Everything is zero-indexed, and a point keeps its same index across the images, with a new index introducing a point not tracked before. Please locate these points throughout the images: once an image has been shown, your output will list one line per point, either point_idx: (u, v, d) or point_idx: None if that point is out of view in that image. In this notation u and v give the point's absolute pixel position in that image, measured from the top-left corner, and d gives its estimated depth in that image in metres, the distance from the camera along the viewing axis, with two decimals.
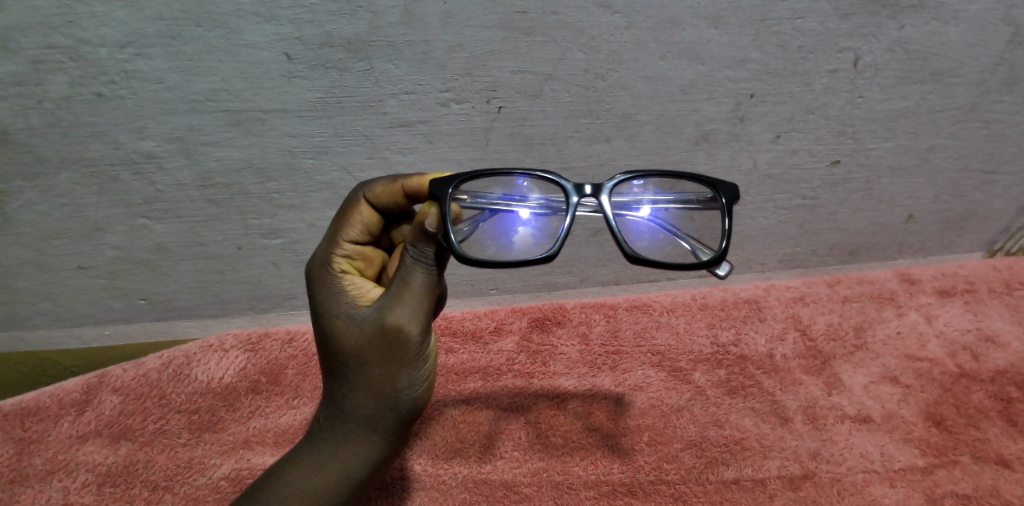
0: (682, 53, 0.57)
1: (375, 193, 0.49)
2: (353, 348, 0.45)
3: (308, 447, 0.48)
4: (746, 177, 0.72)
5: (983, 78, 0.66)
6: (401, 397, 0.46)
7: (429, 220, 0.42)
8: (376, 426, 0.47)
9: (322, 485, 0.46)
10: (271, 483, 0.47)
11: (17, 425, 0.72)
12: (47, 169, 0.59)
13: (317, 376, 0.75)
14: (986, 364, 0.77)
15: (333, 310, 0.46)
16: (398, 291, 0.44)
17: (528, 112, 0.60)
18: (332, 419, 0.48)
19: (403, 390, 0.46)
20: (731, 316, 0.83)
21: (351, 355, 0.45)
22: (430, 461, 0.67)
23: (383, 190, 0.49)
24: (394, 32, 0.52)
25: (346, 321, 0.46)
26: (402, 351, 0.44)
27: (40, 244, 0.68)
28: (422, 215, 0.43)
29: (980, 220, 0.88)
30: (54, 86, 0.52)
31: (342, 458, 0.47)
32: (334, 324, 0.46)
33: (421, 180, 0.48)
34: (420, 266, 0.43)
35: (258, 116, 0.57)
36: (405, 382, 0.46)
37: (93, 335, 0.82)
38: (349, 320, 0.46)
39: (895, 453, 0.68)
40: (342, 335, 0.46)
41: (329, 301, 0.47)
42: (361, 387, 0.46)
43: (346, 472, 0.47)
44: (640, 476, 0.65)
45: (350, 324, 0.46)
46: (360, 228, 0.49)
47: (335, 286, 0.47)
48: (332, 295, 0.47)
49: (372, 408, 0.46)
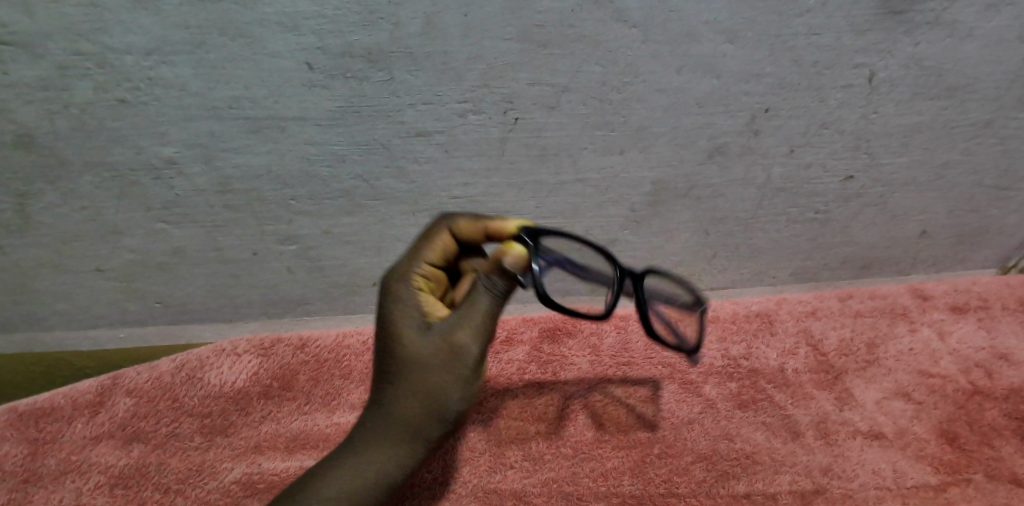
0: (698, 67, 0.58)
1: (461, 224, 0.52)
2: (416, 361, 0.48)
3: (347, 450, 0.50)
4: (759, 190, 0.72)
5: (1000, 95, 0.66)
6: (450, 409, 0.49)
7: (507, 259, 0.44)
8: (418, 431, 0.50)
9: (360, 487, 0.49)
10: (311, 481, 0.49)
11: (31, 426, 0.73)
12: (68, 173, 0.60)
13: (328, 382, 0.77)
14: (998, 381, 0.77)
15: (404, 324, 0.49)
16: (465, 312, 0.47)
17: (543, 123, 0.61)
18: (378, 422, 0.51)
19: (453, 403, 0.49)
20: (742, 329, 0.83)
21: (413, 366, 0.48)
22: (441, 469, 0.66)
23: (468, 224, 0.51)
24: (414, 43, 0.52)
25: (414, 336, 0.49)
26: (459, 366, 0.48)
27: (58, 245, 0.68)
28: (501, 253, 0.45)
29: (994, 237, 0.88)
30: (79, 91, 0.53)
31: (381, 463, 0.49)
32: (402, 337, 0.49)
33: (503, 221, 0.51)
34: (489, 296, 0.46)
35: (279, 123, 0.57)
36: (455, 397, 0.49)
37: (106, 336, 0.83)
38: (418, 331, 0.49)
39: (907, 470, 0.67)
40: (407, 344, 0.49)
41: (402, 315, 0.49)
42: (413, 394, 0.49)
43: (382, 477, 0.49)
44: (650, 489, 0.65)
45: (417, 339, 0.48)
46: (439, 252, 0.52)
47: (409, 302, 0.50)
48: (405, 310, 0.49)
49: (419, 417, 0.49)
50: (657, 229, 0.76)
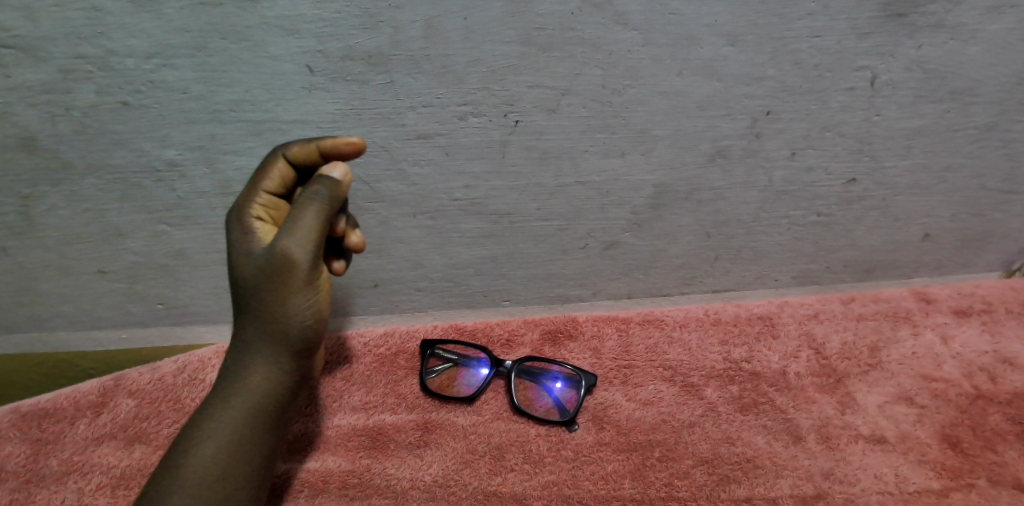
0: (699, 70, 0.57)
1: (294, 152, 0.53)
2: (254, 279, 0.51)
3: (203, 421, 0.53)
4: (761, 193, 0.72)
5: (1003, 98, 0.66)
6: (292, 321, 0.53)
7: (334, 173, 0.51)
8: (271, 361, 0.54)
9: (235, 440, 0.53)
10: (172, 468, 0.51)
11: (32, 427, 0.73)
12: (71, 175, 0.60)
13: (331, 385, 0.78)
14: (1002, 386, 0.77)
15: (243, 247, 0.51)
16: (296, 220, 0.49)
17: (544, 127, 0.61)
18: (230, 378, 0.55)
19: (293, 314, 0.52)
20: (744, 333, 0.83)
21: (252, 285, 0.51)
22: (442, 471, 0.69)
23: (300, 150, 0.53)
24: (414, 46, 0.52)
25: (251, 255, 0.51)
26: (294, 276, 0.50)
27: (61, 247, 0.69)
28: (328, 170, 0.51)
29: (1000, 241, 0.87)
30: (82, 94, 0.53)
31: (243, 416, 0.53)
32: (239, 259, 0.51)
33: (334, 142, 0.52)
34: (313, 202, 0.49)
35: (280, 126, 0.57)
36: (298, 312, 0.53)
37: (109, 338, 0.83)
38: (250, 257, 0.51)
39: (910, 475, 0.68)
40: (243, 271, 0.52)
41: (243, 239, 0.51)
42: (256, 327, 0.53)
43: (248, 429, 0.54)
44: (651, 492, 0.66)
45: (254, 257, 0.51)
46: (277, 180, 0.53)
47: (243, 228, 0.52)
48: (248, 235, 0.51)
49: (269, 355, 0.54)
50: (659, 232, 0.76)
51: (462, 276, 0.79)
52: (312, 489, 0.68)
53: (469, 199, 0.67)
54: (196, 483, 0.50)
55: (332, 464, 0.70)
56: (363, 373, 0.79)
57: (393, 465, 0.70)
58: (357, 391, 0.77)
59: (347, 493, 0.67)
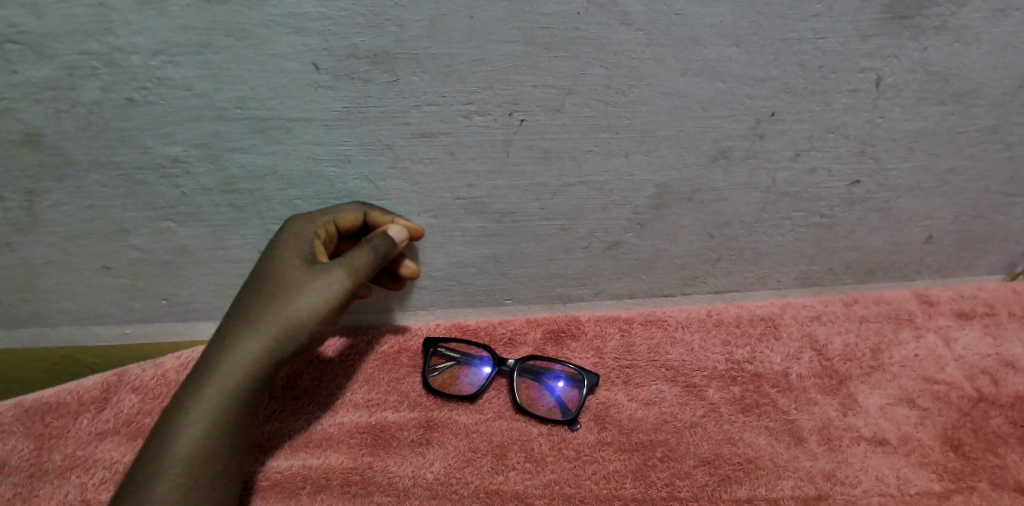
0: (702, 71, 0.57)
1: (365, 213, 0.66)
2: (285, 284, 0.59)
3: (178, 415, 0.55)
4: (764, 194, 0.72)
5: (1006, 100, 0.66)
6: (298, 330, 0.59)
7: (395, 233, 0.64)
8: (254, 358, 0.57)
9: (211, 424, 0.55)
10: (151, 460, 0.54)
11: (35, 421, 0.74)
12: (76, 171, 0.61)
13: (331, 382, 0.78)
14: (1004, 389, 0.77)
15: (289, 256, 0.61)
16: (348, 256, 0.61)
17: (547, 126, 0.61)
18: (204, 371, 0.57)
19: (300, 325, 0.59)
20: (745, 333, 0.83)
21: (279, 288, 0.59)
22: (443, 469, 0.70)
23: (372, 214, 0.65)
24: (418, 45, 0.52)
25: (293, 266, 0.60)
26: (325, 305, 0.59)
27: (65, 244, 0.69)
28: (393, 230, 0.65)
29: (1002, 244, 0.86)
30: (87, 91, 0.53)
31: (218, 414, 0.56)
32: (282, 265, 0.61)
33: (410, 225, 0.68)
34: (368, 248, 0.62)
35: (284, 123, 0.58)
36: (306, 333, 0.59)
37: (112, 334, 0.83)
38: (293, 268, 0.60)
39: (910, 477, 0.69)
40: (279, 284, 0.60)
41: (291, 251, 0.61)
42: (254, 323, 0.58)
43: (224, 426, 0.56)
44: (652, 492, 0.67)
45: (294, 269, 0.60)
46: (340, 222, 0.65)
47: (294, 243, 0.62)
48: (294, 248, 0.61)
49: (250, 358, 0.57)
50: (661, 232, 0.76)
51: (464, 276, 0.79)
52: (316, 486, 0.69)
53: (472, 198, 0.67)
54: (176, 476, 0.53)
55: (334, 461, 0.71)
56: (365, 370, 0.79)
57: (395, 463, 0.70)
58: (359, 388, 0.78)
59: (350, 491, 0.68)
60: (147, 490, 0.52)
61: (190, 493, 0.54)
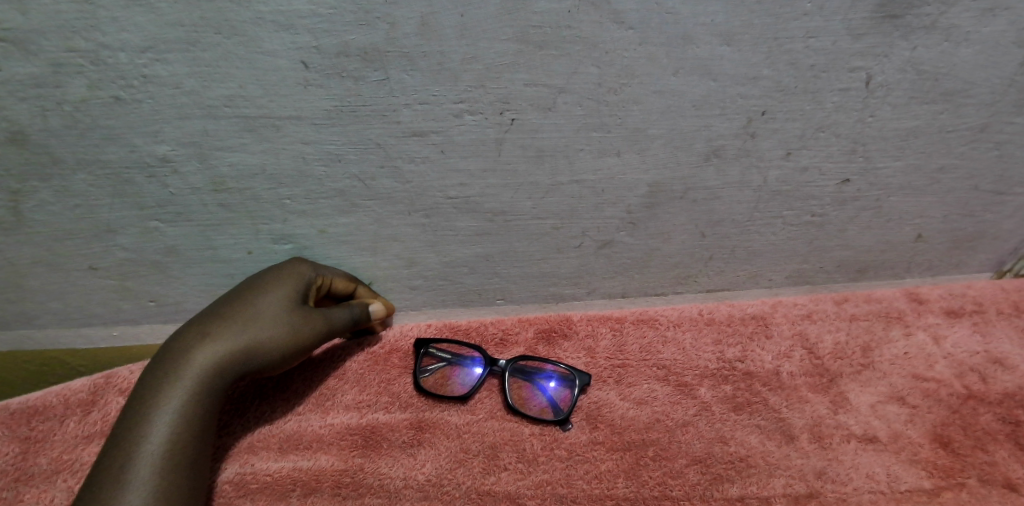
0: (695, 69, 0.57)
1: (347, 282, 0.74)
2: (264, 312, 0.62)
3: (150, 402, 0.54)
4: (755, 193, 0.72)
5: (996, 100, 0.66)
6: (267, 357, 0.61)
7: (375, 307, 0.76)
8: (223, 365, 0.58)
9: (175, 419, 0.54)
10: (123, 445, 0.52)
11: (21, 425, 0.73)
12: (62, 170, 0.60)
13: (322, 383, 0.78)
14: (993, 386, 0.78)
15: (272, 290, 0.65)
16: (330, 312, 0.69)
17: (539, 125, 0.60)
18: (170, 363, 0.57)
19: (270, 354, 0.62)
20: (737, 332, 0.83)
21: (255, 314, 0.62)
22: (435, 470, 0.70)
23: (352, 286, 0.74)
24: (409, 43, 0.52)
25: (273, 300, 0.64)
26: (295, 347, 0.64)
27: (52, 244, 0.68)
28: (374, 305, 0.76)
29: (990, 242, 0.87)
30: (73, 89, 0.52)
31: (190, 405, 0.56)
32: (263, 295, 0.64)
33: (388, 303, 0.80)
34: (342, 312, 0.71)
35: (273, 122, 0.57)
36: (276, 364, 0.63)
37: (100, 335, 0.83)
38: (273, 300, 0.64)
39: (901, 474, 0.69)
40: (265, 311, 0.62)
41: (273, 287, 0.65)
42: (223, 333, 0.59)
43: (192, 421, 0.56)
44: (644, 491, 0.68)
45: (273, 302, 0.63)
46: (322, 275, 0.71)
47: (278, 280, 0.66)
48: (275, 285, 0.65)
49: (226, 350, 0.58)
50: (654, 231, 0.76)
51: (455, 275, 0.79)
52: (305, 488, 0.69)
53: (463, 197, 0.67)
54: (156, 461, 0.52)
55: (325, 463, 0.71)
56: (356, 370, 0.79)
57: (386, 464, 0.70)
58: (350, 389, 0.77)
59: (340, 493, 0.68)
60: (124, 475, 0.50)
61: (168, 480, 0.52)
